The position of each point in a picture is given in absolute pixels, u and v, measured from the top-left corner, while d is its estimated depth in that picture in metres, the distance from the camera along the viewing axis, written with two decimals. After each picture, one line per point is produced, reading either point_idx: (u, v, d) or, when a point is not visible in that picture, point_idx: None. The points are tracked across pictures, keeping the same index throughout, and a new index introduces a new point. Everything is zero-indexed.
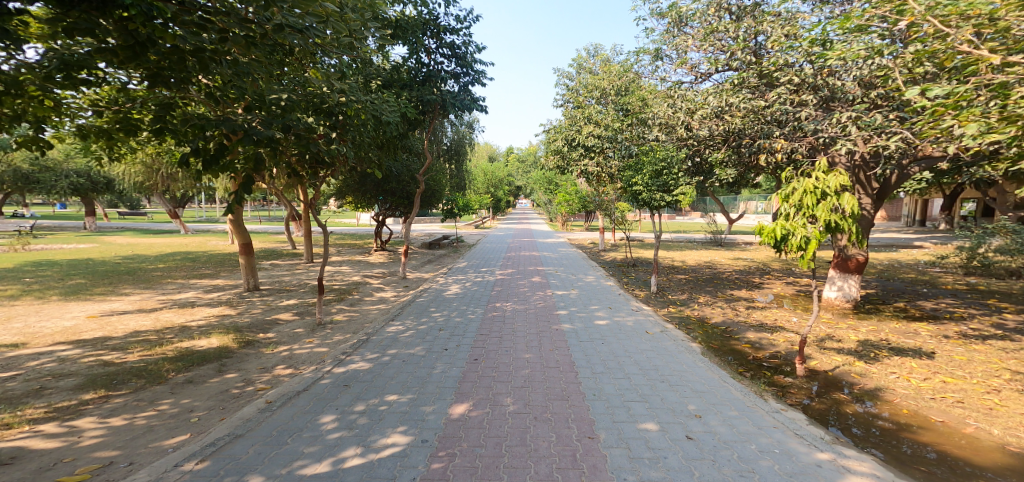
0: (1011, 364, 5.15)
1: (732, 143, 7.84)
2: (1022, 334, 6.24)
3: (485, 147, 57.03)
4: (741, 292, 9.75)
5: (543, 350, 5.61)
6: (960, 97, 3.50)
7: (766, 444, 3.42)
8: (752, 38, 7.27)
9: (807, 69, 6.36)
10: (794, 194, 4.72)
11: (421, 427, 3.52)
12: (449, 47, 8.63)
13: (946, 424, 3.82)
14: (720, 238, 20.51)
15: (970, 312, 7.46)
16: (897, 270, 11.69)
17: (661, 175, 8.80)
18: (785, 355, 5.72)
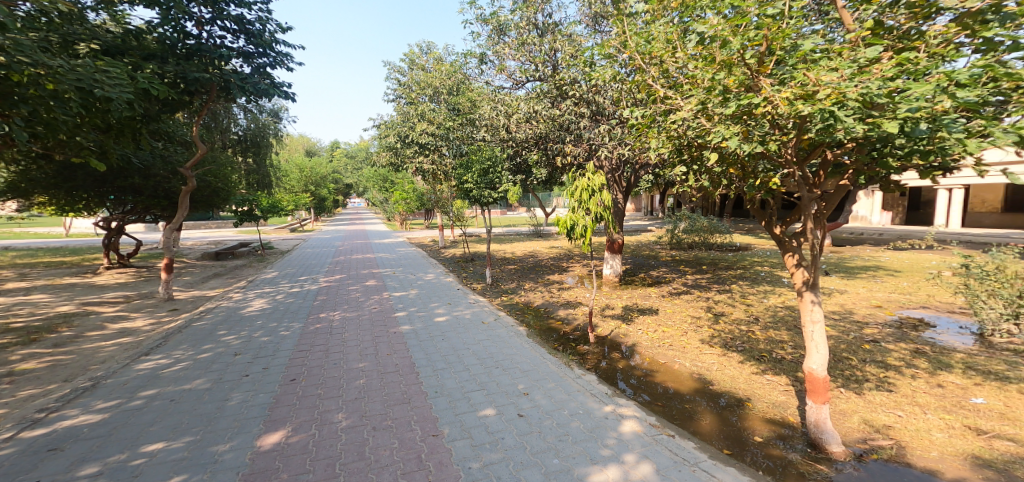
0: (691, 310, 7.33)
1: (541, 148, 8.86)
2: (697, 288, 8.94)
3: (303, 138, 51.28)
4: (554, 276, 11.21)
5: (380, 356, 5.37)
6: (649, 118, 4.52)
7: (574, 407, 4.03)
8: (551, 54, 8.44)
9: (584, 85, 7.68)
10: (576, 192, 5.74)
11: (213, 470, 2.98)
12: (234, 20, 7.34)
13: (668, 364, 5.18)
14: (541, 231, 23.15)
15: (672, 276, 10.26)
16: (639, 248, 15.22)
17: (488, 173, 10.17)
18: (580, 327, 6.86)
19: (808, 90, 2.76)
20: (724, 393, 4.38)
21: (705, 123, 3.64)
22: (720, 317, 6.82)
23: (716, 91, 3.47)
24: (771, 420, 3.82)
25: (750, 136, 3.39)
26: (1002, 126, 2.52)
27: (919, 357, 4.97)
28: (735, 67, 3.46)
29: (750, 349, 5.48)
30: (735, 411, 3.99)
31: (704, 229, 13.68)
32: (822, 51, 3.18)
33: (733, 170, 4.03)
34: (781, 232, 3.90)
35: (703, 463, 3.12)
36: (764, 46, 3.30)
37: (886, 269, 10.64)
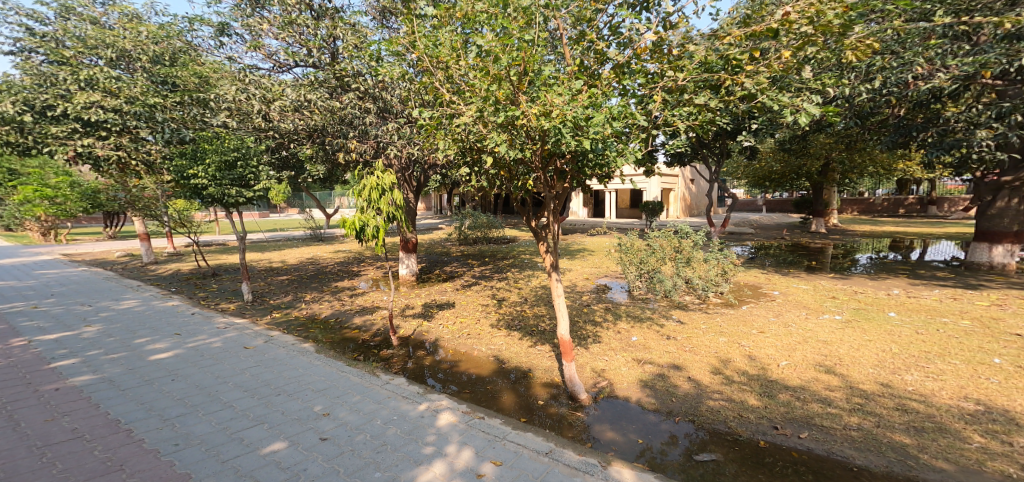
0: (481, 299, 7.92)
1: (317, 140, 7.66)
2: (485, 279, 9.75)
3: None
4: (343, 282, 10.15)
5: (33, 423, 3.49)
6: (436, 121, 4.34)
7: (387, 415, 3.71)
8: (330, 40, 7.53)
9: (370, 81, 7.15)
10: (364, 191, 5.24)
11: None
12: None
13: (468, 352, 5.50)
14: (320, 234, 20.64)
15: (463, 269, 10.93)
16: (431, 246, 15.44)
17: (235, 167, 6.73)
18: (384, 331, 6.45)
19: (546, 109, 3.37)
20: (515, 368, 4.93)
21: (483, 130, 3.83)
22: (503, 302, 7.63)
23: (490, 99, 3.68)
24: (547, 383, 4.50)
25: (515, 144, 3.80)
26: (630, 149, 3.83)
27: (608, 312, 6.84)
28: (503, 83, 3.77)
29: (525, 325, 6.34)
30: (523, 382, 4.55)
31: (484, 224, 15.21)
32: (554, 78, 3.91)
33: (505, 173, 4.43)
34: (536, 226, 4.55)
35: (511, 435, 3.38)
36: (522, 68, 3.81)
37: (589, 250, 14.09)
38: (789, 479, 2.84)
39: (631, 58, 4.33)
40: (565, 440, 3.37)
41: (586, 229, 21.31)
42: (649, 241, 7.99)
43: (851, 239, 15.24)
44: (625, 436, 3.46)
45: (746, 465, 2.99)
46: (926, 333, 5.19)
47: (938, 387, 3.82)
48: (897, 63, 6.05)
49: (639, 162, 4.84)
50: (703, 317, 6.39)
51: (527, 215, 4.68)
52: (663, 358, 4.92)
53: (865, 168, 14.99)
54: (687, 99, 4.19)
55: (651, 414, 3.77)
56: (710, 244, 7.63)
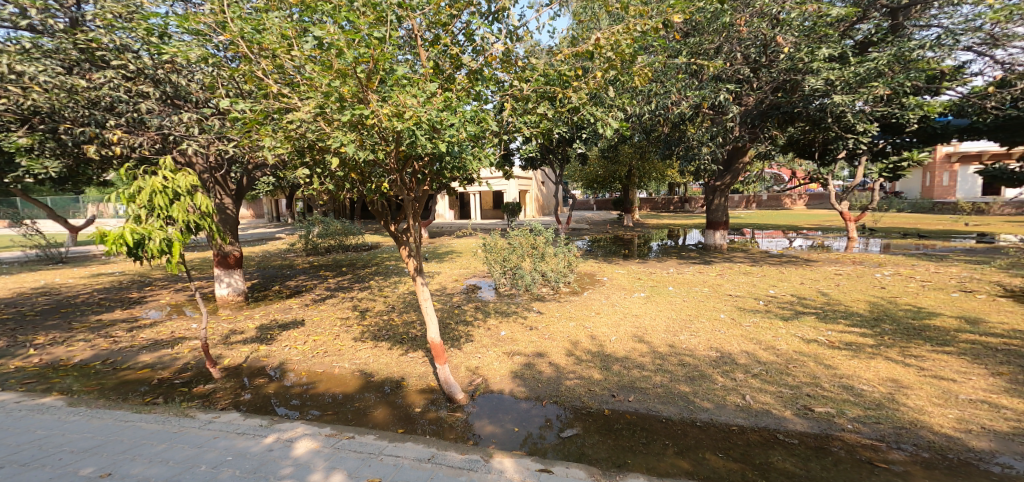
0: (339, 312, 7.07)
1: (39, 127, 5.03)
2: (340, 290, 8.87)
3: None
4: (116, 313, 7.61)
5: None
6: (260, 113, 3.27)
7: (215, 457, 2.98)
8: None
9: (146, 59, 5.37)
10: (140, 194, 3.45)
11: None
12: None
13: (327, 371, 4.73)
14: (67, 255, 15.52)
15: (313, 282, 9.72)
16: (267, 259, 13.29)
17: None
18: (197, 365, 5.09)
19: (398, 111, 2.90)
20: (387, 380, 4.44)
21: (325, 128, 3.13)
22: (366, 313, 6.95)
23: (332, 96, 2.97)
24: (423, 389, 4.20)
25: (365, 144, 3.19)
26: (485, 153, 3.83)
27: (478, 310, 6.90)
28: (349, 79, 3.07)
29: (394, 334, 5.82)
30: (398, 393, 4.13)
31: (339, 231, 13.96)
32: (409, 79, 3.41)
33: (353, 174, 3.75)
34: (396, 230, 4.15)
35: (388, 448, 3.09)
36: (372, 65, 3.08)
37: (456, 252, 14.07)
38: (627, 438, 3.22)
39: (485, 66, 4.24)
40: (448, 442, 3.22)
41: (452, 231, 21.25)
42: (510, 240, 8.40)
43: (646, 231, 18.71)
44: (503, 427, 3.48)
45: (604, 435, 3.29)
46: (687, 299, 6.78)
47: (700, 343, 4.94)
48: (663, 91, 7.66)
49: (497, 165, 5.05)
50: (557, 305, 7.03)
51: (385, 218, 4.22)
52: (529, 348, 5.17)
53: (650, 174, 18.71)
54: (531, 108, 4.56)
55: (524, 402, 3.89)
56: (558, 240, 8.42)
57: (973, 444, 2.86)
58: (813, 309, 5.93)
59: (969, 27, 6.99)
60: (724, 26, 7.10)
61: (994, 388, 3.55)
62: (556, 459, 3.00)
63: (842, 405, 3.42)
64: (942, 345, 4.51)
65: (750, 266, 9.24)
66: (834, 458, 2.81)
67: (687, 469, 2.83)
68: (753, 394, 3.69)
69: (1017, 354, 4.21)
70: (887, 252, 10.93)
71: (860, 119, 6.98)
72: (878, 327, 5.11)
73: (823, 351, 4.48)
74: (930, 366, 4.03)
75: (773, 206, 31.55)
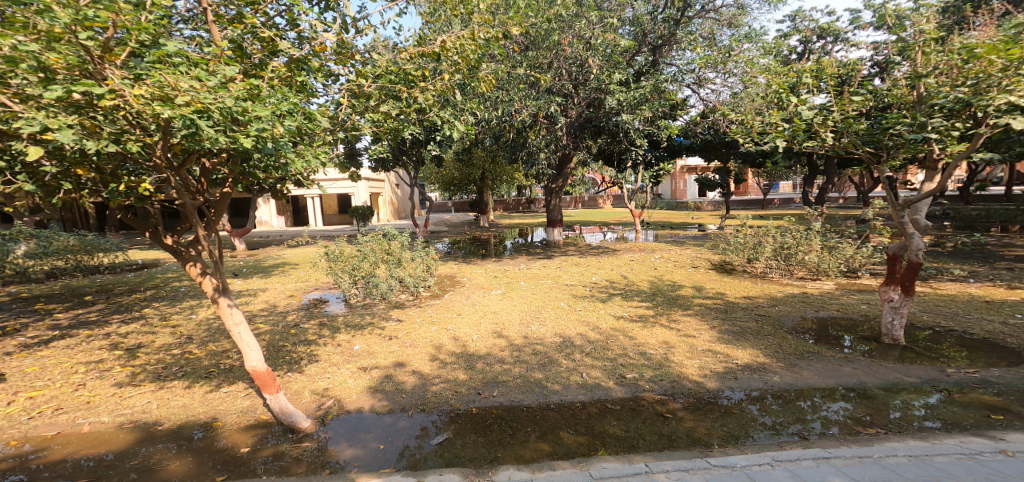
0: (79, 357, 5.37)
1: None
2: (76, 328, 6.65)
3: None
4: None
5: None
6: None
7: None
8: None
9: None
10: None
11: None
12: None
13: (63, 433, 3.57)
14: None
15: (21, 322, 6.96)
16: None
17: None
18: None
19: (163, 92, 2.32)
20: (189, 425, 3.66)
21: (11, 107, 2.26)
22: (137, 351, 5.50)
23: (27, 64, 2.17)
24: (251, 426, 3.62)
25: (95, 132, 2.40)
26: (313, 153, 3.48)
27: (324, 327, 6.22)
28: (64, 46, 2.29)
29: (194, 370, 4.80)
30: (213, 436, 3.47)
31: (75, 248, 10.35)
32: (183, 57, 2.82)
33: (78, 170, 2.79)
34: (174, 243, 3.43)
35: None
36: (108, 34, 2.36)
37: (289, 264, 12.37)
38: (497, 432, 3.35)
39: (312, 54, 3.84)
40: (295, 478, 2.84)
41: (281, 241, 18.42)
42: (361, 247, 7.82)
43: (497, 231, 19.62)
44: (366, 448, 3.24)
45: (477, 433, 3.36)
46: (539, 291, 7.43)
47: (548, 331, 5.42)
48: (508, 98, 8.15)
49: (341, 165, 4.68)
50: (418, 311, 6.85)
51: (153, 229, 3.42)
52: (389, 360, 4.92)
53: (501, 177, 19.78)
54: (374, 105, 4.32)
55: (389, 416, 3.70)
56: (415, 244, 8.20)
57: (709, 386, 3.77)
58: (619, 290, 7.10)
59: (689, 70, 9.09)
60: (553, 44, 7.88)
61: (715, 339, 4.76)
62: (432, 468, 2.93)
63: (640, 369, 4.17)
64: (686, 309, 5.90)
65: (579, 258, 10.52)
66: (642, 416, 3.39)
67: (547, 450, 3.06)
68: (587, 372, 4.21)
69: (721, 310, 5.77)
70: (658, 240, 13.76)
71: (638, 135, 8.69)
72: (655, 300, 6.39)
73: (628, 325, 5.39)
74: (681, 327, 5.21)
75: (589, 205, 36.77)
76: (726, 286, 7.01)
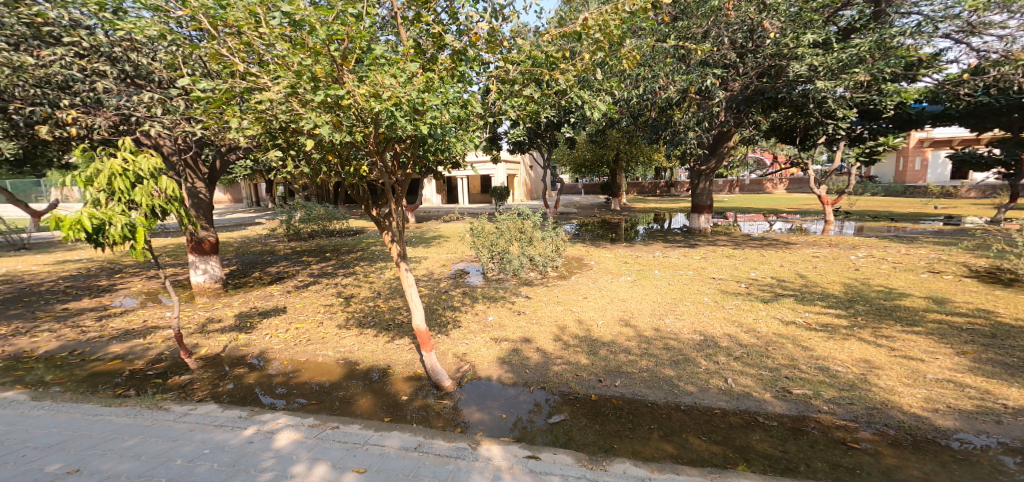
0: (322, 299, 7.00)
1: None
2: (323, 276, 8.73)
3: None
4: (89, 302, 7.29)
5: None
6: (223, 92, 3.11)
7: (191, 451, 2.95)
8: None
9: (100, 36, 5.06)
10: (97, 177, 3.32)
11: None
12: None
13: (311, 360, 4.72)
14: (31, 243, 14.10)
15: (295, 269, 9.43)
16: (248, 244, 12.86)
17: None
18: (171, 355, 4.98)
19: (377, 90, 2.86)
20: (372, 367, 4.46)
21: (298, 110, 3.06)
22: (351, 299, 6.92)
23: (304, 76, 2.94)
24: (410, 377, 4.22)
25: (340, 127, 3.12)
26: (468, 137, 3.74)
27: (466, 296, 6.89)
28: (322, 58, 3.03)
29: (379, 320, 5.85)
30: (384, 381, 4.16)
31: (323, 216, 13.62)
32: (386, 58, 3.36)
33: (330, 156, 3.66)
34: (377, 214, 4.14)
35: (374, 438, 3.10)
36: (345, 44, 3.04)
37: (442, 237, 13.93)
38: (613, 423, 3.27)
39: (467, 46, 4.11)
40: (435, 430, 3.24)
41: (440, 216, 20.81)
42: (498, 224, 8.36)
43: (633, 215, 18.72)
44: (491, 414, 3.50)
45: (590, 419, 3.35)
46: (672, 283, 6.88)
47: (683, 326, 5.02)
48: (650, 75, 7.66)
49: (485, 149, 4.95)
50: (543, 290, 7.03)
51: (366, 203, 4.18)
52: (516, 334, 5.19)
53: (636, 158, 18.71)
54: (517, 90, 4.47)
55: (512, 388, 3.92)
56: (545, 224, 8.36)
57: (938, 423, 3.01)
58: (789, 291, 6.12)
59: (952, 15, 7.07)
60: (712, 11, 7.14)
61: (961, 367, 3.73)
62: (542, 444, 3.04)
63: (817, 387, 3.55)
64: (910, 324, 4.74)
65: (733, 250, 9.41)
66: (810, 439, 2.93)
67: (670, 452, 2.89)
68: (735, 378, 3.78)
69: (982, 333, 4.42)
70: (865, 235, 11.33)
71: (840, 105, 6.92)
72: (851, 308, 5.33)
73: (802, 334, 4.63)
74: (900, 346, 4.21)
75: (756, 190, 32.66)
76: (994, 302, 5.35)
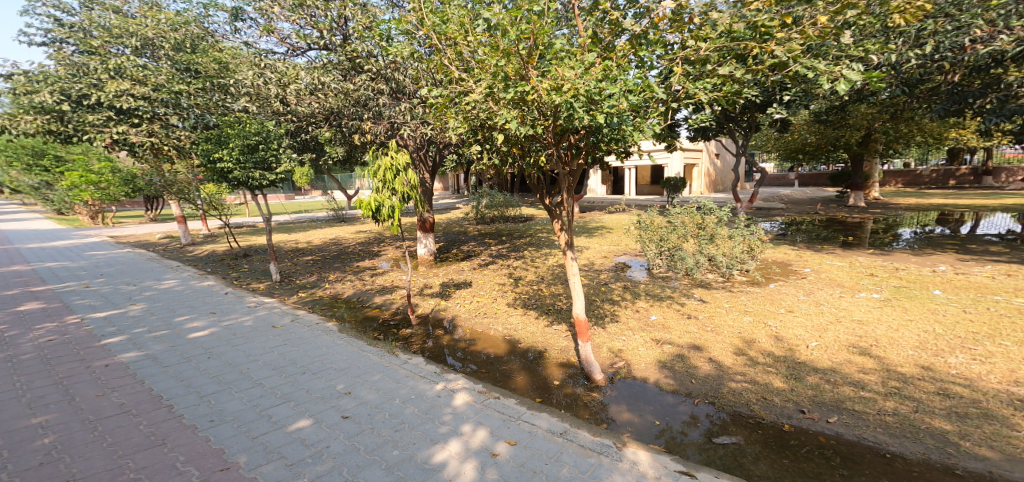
0: (497, 278, 7.58)
1: (333, 123, 7.33)
2: (500, 257, 9.46)
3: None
4: (366, 262, 9.73)
5: (82, 399, 3.43)
6: (444, 96, 3.65)
7: (406, 393, 3.50)
8: (341, 20, 7.05)
9: (381, 61, 6.77)
10: (379, 171, 4.85)
11: None
12: None
13: (485, 331, 5.14)
14: (344, 216, 19.45)
15: (479, 249, 10.52)
16: (448, 226, 15.01)
17: (256, 150, 7.12)
18: (402, 310, 6.18)
19: (560, 84, 2.86)
20: (531, 348, 4.56)
21: (494, 108, 3.28)
22: (521, 281, 7.27)
23: (500, 75, 3.17)
24: (563, 363, 4.13)
25: (526, 122, 3.24)
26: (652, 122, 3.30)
27: (627, 291, 6.41)
28: (513, 58, 3.21)
29: (543, 304, 5.96)
30: (541, 362, 4.21)
31: (500, 204, 14.79)
32: (566, 51, 3.33)
33: (518, 147, 3.86)
34: (550, 203, 4.13)
35: (526, 415, 3.12)
36: (532, 41, 3.18)
37: (605, 228, 13.51)
38: (812, 462, 2.58)
39: (648, 28, 3.64)
40: (581, 421, 3.08)
41: (604, 207, 20.33)
42: (671, 218, 7.47)
43: (897, 213, 14.40)
44: (642, 418, 3.15)
45: (770, 448, 2.74)
46: (974, 312, 4.87)
47: (987, 373, 3.48)
48: (952, 26, 5.65)
49: (658, 137, 4.35)
50: (727, 295, 5.98)
51: (541, 192, 4.19)
52: (684, 340, 4.49)
53: (912, 137, 14.27)
54: (711, 69, 3.58)
55: (669, 395, 3.43)
56: (735, 220, 7.05)
57: None
58: None
59: None
60: None
61: None
62: (694, 461, 2.64)
63: None
64: None
65: None
66: None
67: None
68: None
69: None
70: None
71: None
72: None
73: None
74: None
75: None
76: None
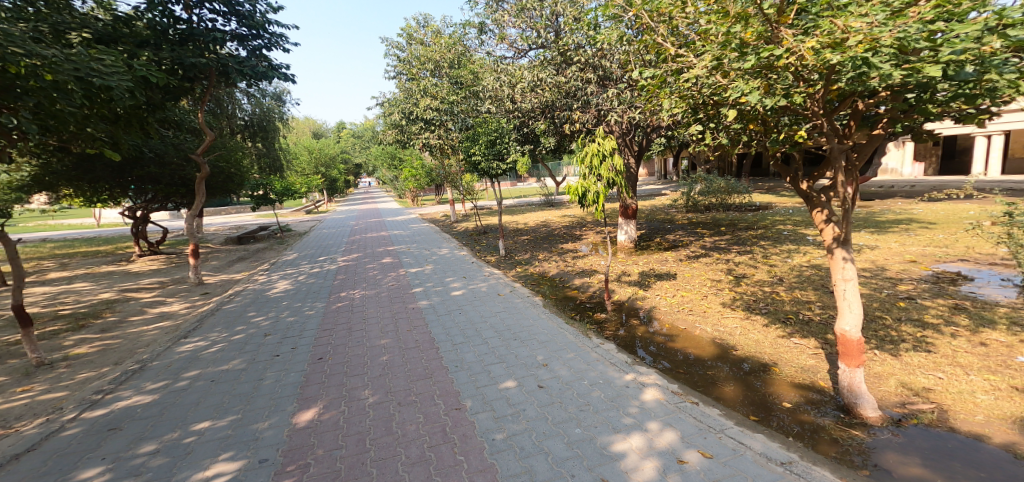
0: (710, 273, 6.98)
1: (546, 115, 8.28)
2: (713, 250, 8.60)
3: (308, 120, 45.68)
4: (568, 245, 10.58)
5: (401, 332, 5.19)
6: (659, 77, 3.67)
7: (593, 377, 3.84)
8: (552, 17, 7.69)
9: (589, 51, 7.18)
10: (587, 157, 5.31)
11: (254, 448, 3.01)
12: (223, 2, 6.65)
13: (688, 330, 4.93)
14: (552, 201, 21.35)
15: (690, 239, 9.83)
16: (653, 213, 14.54)
17: (494, 144, 9.86)
18: (598, 294, 6.58)
19: (836, 37, 2.31)
20: (748, 358, 4.10)
21: (721, 81, 3.02)
22: (741, 279, 6.50)
23: (732, 44, 2.84)
24: (800, 384, 3.53)
25: (767, 91, 2.87)
26: None
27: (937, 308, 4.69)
28: (751, 21, 2.83)
29: (773, 310, 5.17)
30: (760, 377, 3.72)
31: (721, 190, 13.13)
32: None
33: (753, 126, 3.48)
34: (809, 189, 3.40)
35: (730, 430, 2.91)
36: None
37: (918, 223, 9.93)
38: None
39: None
40: (819, 457, 2.61)
41: (892, 195, 15.28)
42: None
43: None
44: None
45: None
46: None
47: None
48: None
49: None
50: None
51: (794, 175, 3.57)
52: None
53: None
54: None
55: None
56: None
57: None
58: None
59: None
60: None
61: None
62: None
63: None
64: None
65: None
66: None
67: None
68: None
69: None
70: None
71: None
72: None
73: None
74: None
75: None
76: None
